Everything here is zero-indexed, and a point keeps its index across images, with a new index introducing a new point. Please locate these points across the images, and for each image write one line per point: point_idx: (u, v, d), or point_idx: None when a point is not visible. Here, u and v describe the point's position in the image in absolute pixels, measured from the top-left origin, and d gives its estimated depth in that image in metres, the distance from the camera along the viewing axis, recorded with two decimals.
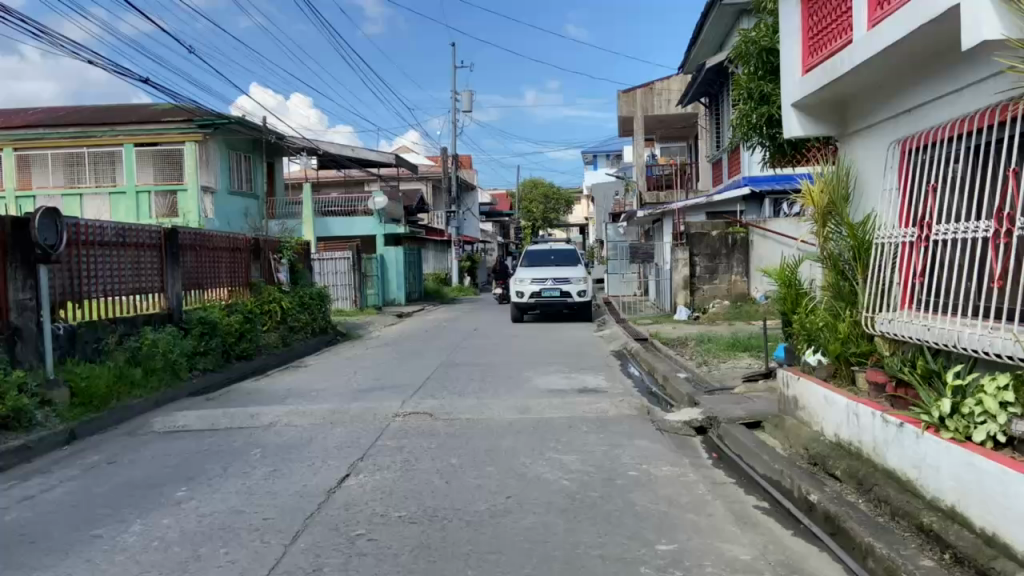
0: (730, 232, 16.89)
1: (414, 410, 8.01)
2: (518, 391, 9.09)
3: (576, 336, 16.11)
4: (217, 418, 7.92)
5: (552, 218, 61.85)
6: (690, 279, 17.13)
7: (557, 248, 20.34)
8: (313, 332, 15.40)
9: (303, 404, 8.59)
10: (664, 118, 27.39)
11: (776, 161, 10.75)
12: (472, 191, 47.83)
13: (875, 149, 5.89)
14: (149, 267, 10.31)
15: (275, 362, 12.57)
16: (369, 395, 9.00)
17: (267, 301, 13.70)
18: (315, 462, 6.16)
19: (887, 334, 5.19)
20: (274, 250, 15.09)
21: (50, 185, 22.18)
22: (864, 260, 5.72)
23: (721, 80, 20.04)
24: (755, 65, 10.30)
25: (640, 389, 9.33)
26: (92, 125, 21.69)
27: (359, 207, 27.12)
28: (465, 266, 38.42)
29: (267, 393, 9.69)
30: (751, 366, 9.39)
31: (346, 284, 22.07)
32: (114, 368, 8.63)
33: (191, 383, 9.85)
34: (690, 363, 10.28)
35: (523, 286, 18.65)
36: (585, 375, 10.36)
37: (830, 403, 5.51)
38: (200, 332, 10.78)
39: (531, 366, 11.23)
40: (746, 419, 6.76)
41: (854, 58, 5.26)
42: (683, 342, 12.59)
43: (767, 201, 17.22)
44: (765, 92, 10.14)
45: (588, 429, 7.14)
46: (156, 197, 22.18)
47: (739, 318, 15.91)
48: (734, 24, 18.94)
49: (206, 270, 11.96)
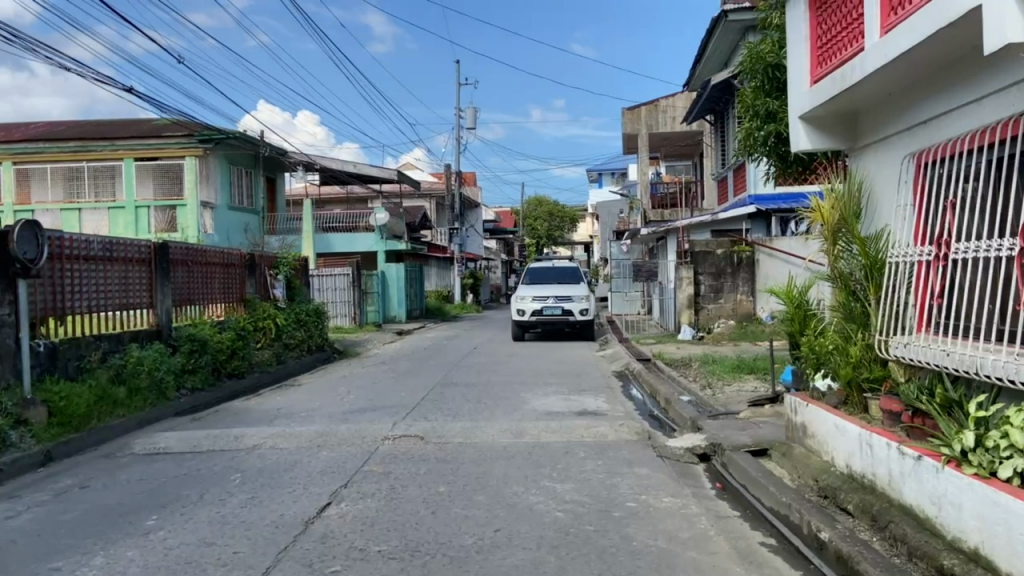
0: (735, 250, 16.60)
1: (404, 432, 7.68)
2: (514, 413, 8.77)
3: (578, 355, 15.79)
4: (200, 440, 7.61)
5: (556, 236, 61.64)
6: (694, 298, 16.73)
7: (559, 265, 20.07)
8: (309, 349, 15.09)
9: (290, 425, 8.27)
10: (669, 136, 27.18)
11: (782, 177, 10.47)
12: (476, 208, 47.65)
13: (888, 163, 5.59)
14: (137, 283, 10.04)
15: (267, 380, 12.28)
16: (360, 416, 8.69)
17: (261, 318, 13.42)
18: (296, 489, 5.83)
19: (902, 359, 4.87)
20: (270, 266, 14.83)
21: (49, 199, 22.02)
22: (877, 280, 5.40)
23: (726, 97, 19.81)
24: (761, 82, 10.03)
25: (642, 412, 8.98)
26: (92, 139, 21.55)
27: (360, 223, 26.91)
28: (467, 284, 38.14)
29: (255, 413, 9.38)
30: (757, 389, 9.05)
31: (345, 301, 21.82)
32: (97, 387, 8.34)
33: (178, 402, 9.55)
34: (694, 385, 9.93)
35: (525, 304, 18.35)
36: (584, 397, 10.02)
37: (841, 431, 5.17)
38: (190, 350, 10.50)
39: (529, 387, 10.92)
40: (751, 446, 6.42)
41: (867, 66, 4.97)
42: (687, 363, 12.23)
43: (774, 220, 16.95)
44: (771, 109, 9.85)
45: (586, 454, 6.81)
46: (155, 212, 22.01)
47: (744, 338, 15.52)
48: (739, 41, 18.73)
49: (198, 285, 11.69)
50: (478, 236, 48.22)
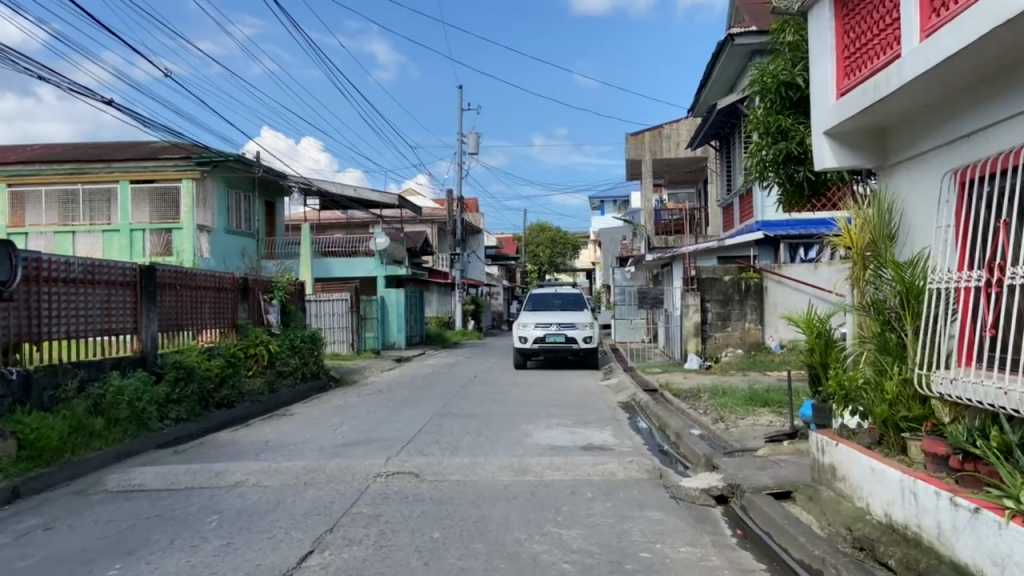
0: (742, 277, 16.15)
1: (397, 469, 7.16)
2: (515, 447, 8.26)
3: (580, 384, 15.28)
4: (179, 476, 7.10)
5: (558, 262, 61.28)
6: (701, 326, 16.24)
7: (562, 291, 19.64)
8: (303, 377, 14.58)
9: (277, 460, 7.75)
10: (673, 162, 26.87)
11: (793, 200, 10.08)
12: (477, 234, 47.35)
13: (925, 183, 5.17)
14: (121, 307, 9.58)
15: (258, 410, 11.79)
16: (353, 450, 8.19)
17: (253, 344, 12.94)
18: (276, 534, 5.31)
19: (947, 396, 4.41)
20: (263, 290, 14.37)
21: (43, 222, 21.63)
22: (914, 308, 4.94)
23: (732, 121, 19.50)
24: (773, 101, 9.60)
25: (651, 448, 8.47)
26: (89, 162, 21.24)
27: (360, 248, 26.40)
28: (469, 310, 37.68)
29: (242, 446, 8.88)
30: (772, 424, 8.55)
31: (343, 327, 21.34)
32: (72, 418, 7.84)
33: (161, 434, 9.08)
34: (705, 418, 9.39)
35: (527, 331, 17.86)
36: (590, 430, 9.48)
37: (880, 475, 4.69)
38: (175, 378, 10.02)
39: (531, 418, 10.43)
40: (774, 488, 5.91)
41: (903, 73, 4.55)
42: (696, 394, 11.68)
43: (783, 247, 16.50)
44: (784, 127, 9.43)
45: (593, 495, 6.28)
46: (151, 235, 21.64)
47: (754, 368, 14.97)
48: (745, 65, 18.44)
49: (187, 310, 11.25)
50: (479, 262, 47.90)
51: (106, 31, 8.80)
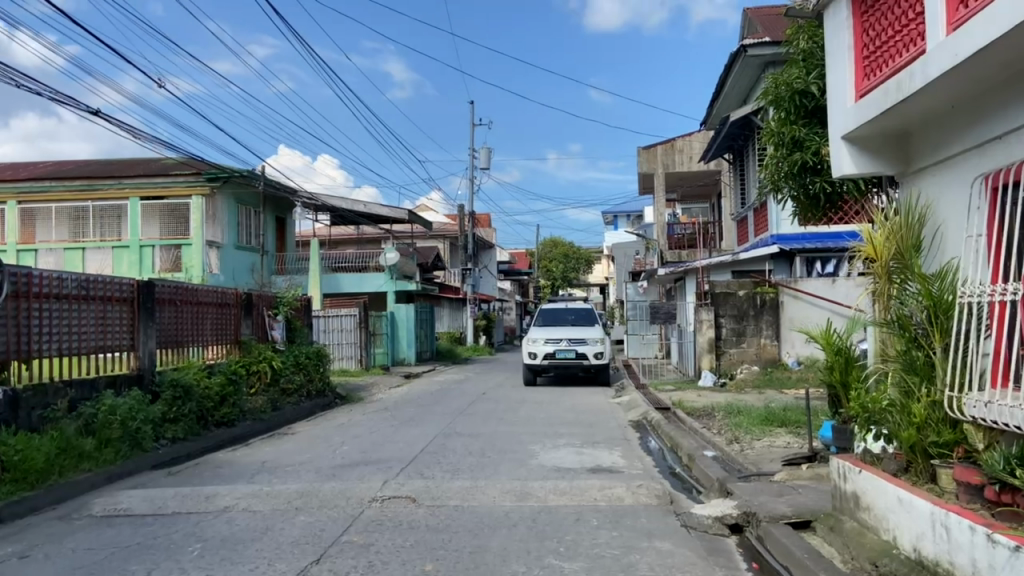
0: (758, 292, 15.72)
1: (394, 493, 6.83)
2: (520, 470, 7.91)
3: (591, 401, 14.90)
4: (167, 500, 6.80)
5: (571, 277, 60.96)
6: (715, 342, 15.89)
7: (573, 306, 19.30)
8: (307, 395, 14.29)
9: (270, 483, 7.44)
10: (686, 176, 26.50)
11: (808, 213, 9.72)
12: (490, 249, 47.14)
13: (953, 190, 4.83)
14: (117, 324, 9.33)
15: (260, 429, 11.50)
16: (350, 473, 7.86)
17: (256, 361, 12.68)
18: (258, 566, 4.99)
19: (980, 420, 4.05)
20: (268, 306, 14.11)
21: (53, 238, 21.58)
22: (943, 324, 4.60)
23: (746, 134, 19.14)
24: (787, 110, 9.25)
25: (662, 470, 8.10)
26: (98, 178, 21.22)
27: (370, 263, 26.20)
28: (480, 325, 37.37)
29: (237, 467, 8.58)
30: (789, 446, 8.15)
31: (351, 343, 21.07)
32: (61, 439, 7.57)
33: (156, 454, 8.82)
34: (719, 439, 9.01)
35: (537, 346, 17.51)
36: (598, 451, 9.11)
37: (907, 505, 4.33)
38: (172, 397, 9.74)
39: (538, 438, 10.06)
40: (793, 517, 5.53)
41: (928, 70, 4.21)
42: (710, 413, 11.27)
43: (799, 260, 16.07)
44: (798, 137, 9.08)
45: (599, 523, 5.92)
46: (159, 251, 21.51)
47: (770, 385, 14.53)
48: (758, 76, 18.13)
49: (187, 326, 11.00)
50: (492, 277, 47.65)
51: (90, 37, 8.73)
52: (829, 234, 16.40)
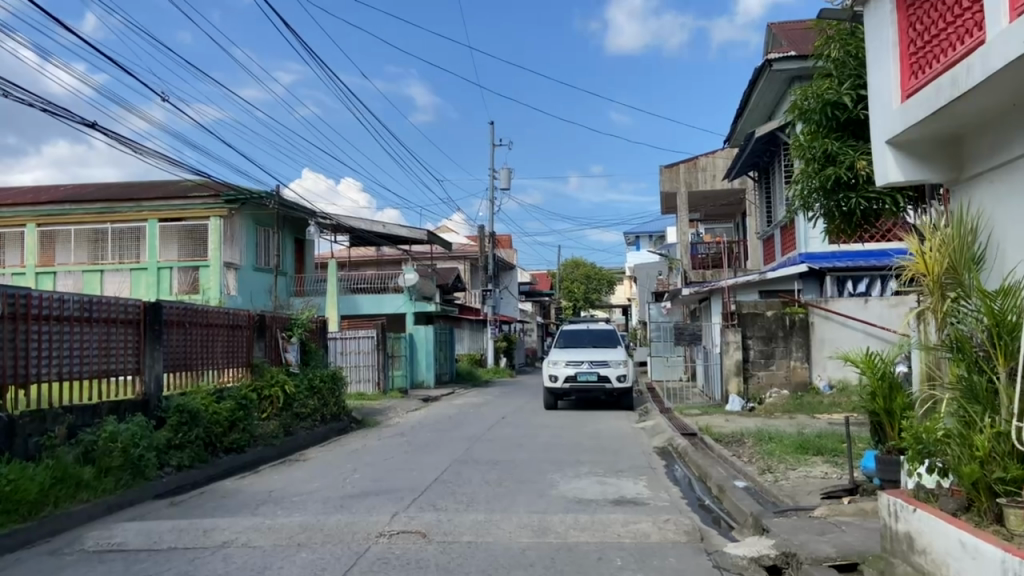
0: (787, 313, 15.15)
1: (403, 528, 6.39)
2: (538, 501, 7.44)
3: (613, 426, 14.37)
4: (163, 534, 6.41)
5: (593, 298, 60.47)
6: (743, 364, 15.35)
7: (594, 327, 18.83)
8: (322, 420, 13.92)
9: (273, 516, 7.04)
10: (710, 195, 25.98)
11: (841, 231, 9.21)
12: (510, 270, 46.80)
13: (1015, 197, 4.38)
14: (122, 347, 9.03)
15: (271, 455, 11.14)
16: (360, 504, 7.44)
17: (268, 385, 12.35)
18: None
19: None
20: (282, 328, 13.78)
21: (72, 261, 21.54)
22: (1008, 345, 4.15)
23: (772, 150, 18.63)
24: (818, 122, 8.77)
25: (691, 502, 7.60)
26: (118, 201, 21.20)
27: (390, 284, 25.89)
28: (501, 347, 36.93)
29: (243, 497, 8.18)
30: (828, 477, 7.62)
31: (369, 366, 20.74)
32: (58, 467, 7.25)
33: (159, 483, 8.49)
34: (751, 469, 8.48)
35: (558, 369, 17.04)
36: (621, 481, 8.61)
37: (973, 551, 3.82)
38: (178, 423, 9.39)
39: (558, 466, 9.58)
40: (838, 559, 5.03)
41: (988, 63, 3.77)
42: (739, 440, 10.70)
43: (829, 280, 15.53)
44: (832, 151, 8.57)
45: (624, 563, 5.44)
46: (178, 273, 21.37)
47: (800, 410, 13.91)
48: (784, 92, 17.65)
49: (197, 350, 10.72)
50: (513, 298, 47.26)
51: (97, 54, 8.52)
52: (860, 252, 15.86)
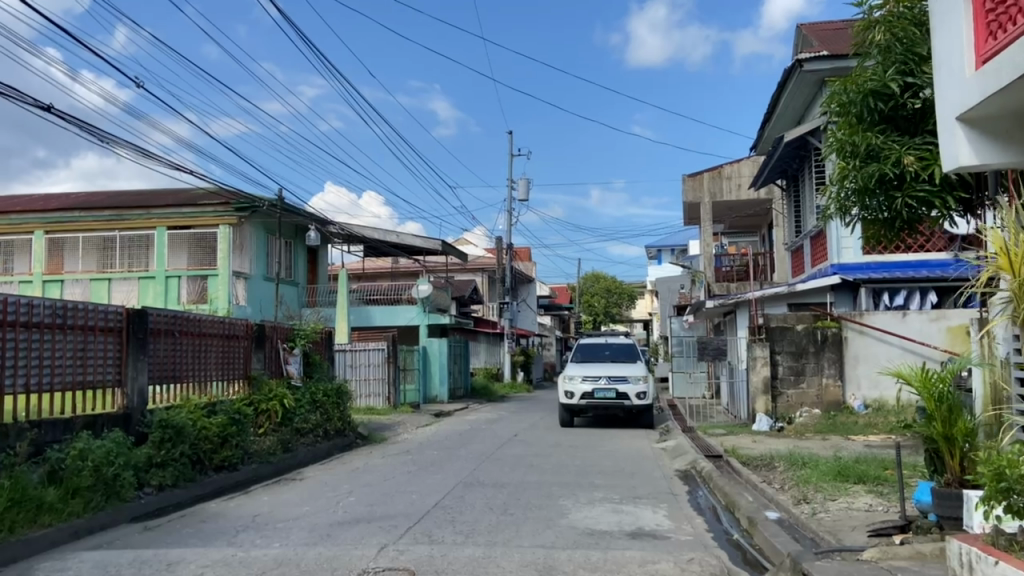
0: (818, 327, 14.29)
1: (389, 564, 5.64)
2: (546, 533, 6.67)
3: (632, 446, 13.51)
4: (119, 567, 5.71)
5: (614, 312, 59.48)
6: (771, 381, 14.44)
7: (612, 341, 18.02)
8: (325, 435, 13.21)
9: (249, 546, 6.33)
10: (735, 205, 25.12)
11: (882, 238, 8.38)
12: (530, 283, 46.06)
13: None
14: (102, 356, 8.42)
15: (265, 474, 10.45)
16: (347, 534, 6.72)
17: (265, 399, 11.68)
18: None
19: None
20: (284, 338, 13.13)
21: (79, 269, 21.13)
22: None
23: (801, 155, 17.79)
24: (858, 114, 8.00)
25: (718, 537, 6.78)
26: (127, 208, 20.80)
27: (404, 295, 25.20)
28: (519, 361, 36.09)
29: (223, 523, 7.48)
30: (873, 510, 6.78)
31: (380, 379, 20.04)
32: (15, 487, 6.57)
33: (136, 505, 7.82)
34: (784, 498, 7.64)
35: (574, 385, 16.22)
36: (639, 509, 7.78)
37: None
38: (161, 440, 8.71)
39: (572, 491, 8.78)
40: None
41: None
42: (769, 464, 9.83)
43: (864, 292, 14.67)
44: (875, 146, 7.73)
45: None
46: (185, 282, 20.83)
47: (833, 431, 12.98)
48: (816, 94, 16.77)
49: (188, 361, 10.10)
50: (531, 311, 46.46)
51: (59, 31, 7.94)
52: (896, 262, 15.04)
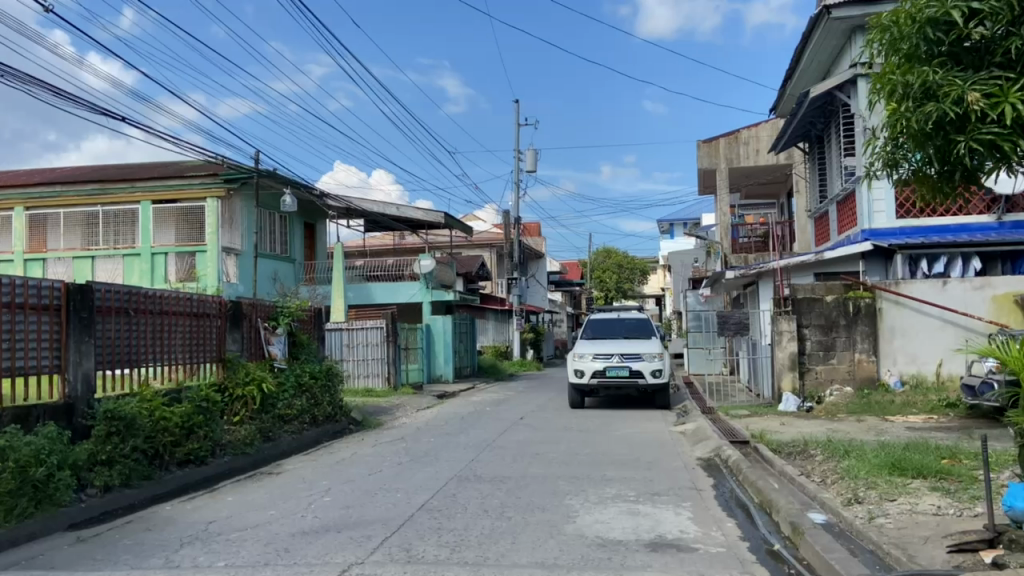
0: (850, 297, 13.00)
1: None
2: (545, 545, 5.52)
3: (647, 430, 12.37)
4: None
5: (626, 287, 58.26)
6: (798, 358, 13.12)
7: (626, 316, 16.82)
8: (312, 422, 12.13)
9: (185, 566, 5.22)
10: (753, 172, 23.71)
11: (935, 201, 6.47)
12: (539, 258, 44.82)
13: None
14: (37, 340, 7.35)
15: (237, 469, 9.34)
16: (309, 546, 5.65)
17: (242, 384, 10.52)
18: None
19: None
20: (265, 317, 11.98)
21: (63, 246, 20.08)
22: None
23: (828, 112, 16.38)
24: (911, 50, 5.96)
25: (755, 548, 5.58)
26: (111, 181, 19.67)
27: (405, 271, 23.97)
28: (528, 338, 34.92)
29: (169, 531, 6.41)
30: (946, 514, 5.57)
31: (378, 359, 18.91)
32: None
33: (74, 510, 6.75)
34: (832, 497, 6.44)
35: (584, 363, 15.06)
36: (658, 511, 6.63)
37: None
38: (108, 433, 7.58)
39: (582, 486, 7.62)
40: None
41: None
42: (804, 452, 8.64)
43: (901, 258, 13.41)
44: (932, 83, 5.65)
45: None
46: (173, 259, 19.75)
47: (868, 411, 11.79)
48: (843, 45, 15.34)
49: (147, 342, 9.01)
50: (541, 287, 45.26)
51: None
52: (935, 227, 13.67)
